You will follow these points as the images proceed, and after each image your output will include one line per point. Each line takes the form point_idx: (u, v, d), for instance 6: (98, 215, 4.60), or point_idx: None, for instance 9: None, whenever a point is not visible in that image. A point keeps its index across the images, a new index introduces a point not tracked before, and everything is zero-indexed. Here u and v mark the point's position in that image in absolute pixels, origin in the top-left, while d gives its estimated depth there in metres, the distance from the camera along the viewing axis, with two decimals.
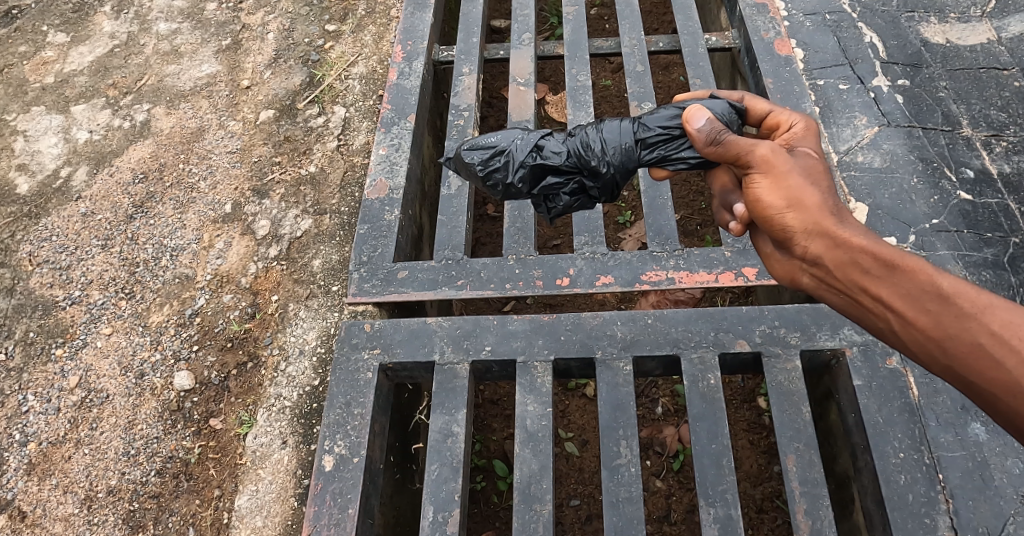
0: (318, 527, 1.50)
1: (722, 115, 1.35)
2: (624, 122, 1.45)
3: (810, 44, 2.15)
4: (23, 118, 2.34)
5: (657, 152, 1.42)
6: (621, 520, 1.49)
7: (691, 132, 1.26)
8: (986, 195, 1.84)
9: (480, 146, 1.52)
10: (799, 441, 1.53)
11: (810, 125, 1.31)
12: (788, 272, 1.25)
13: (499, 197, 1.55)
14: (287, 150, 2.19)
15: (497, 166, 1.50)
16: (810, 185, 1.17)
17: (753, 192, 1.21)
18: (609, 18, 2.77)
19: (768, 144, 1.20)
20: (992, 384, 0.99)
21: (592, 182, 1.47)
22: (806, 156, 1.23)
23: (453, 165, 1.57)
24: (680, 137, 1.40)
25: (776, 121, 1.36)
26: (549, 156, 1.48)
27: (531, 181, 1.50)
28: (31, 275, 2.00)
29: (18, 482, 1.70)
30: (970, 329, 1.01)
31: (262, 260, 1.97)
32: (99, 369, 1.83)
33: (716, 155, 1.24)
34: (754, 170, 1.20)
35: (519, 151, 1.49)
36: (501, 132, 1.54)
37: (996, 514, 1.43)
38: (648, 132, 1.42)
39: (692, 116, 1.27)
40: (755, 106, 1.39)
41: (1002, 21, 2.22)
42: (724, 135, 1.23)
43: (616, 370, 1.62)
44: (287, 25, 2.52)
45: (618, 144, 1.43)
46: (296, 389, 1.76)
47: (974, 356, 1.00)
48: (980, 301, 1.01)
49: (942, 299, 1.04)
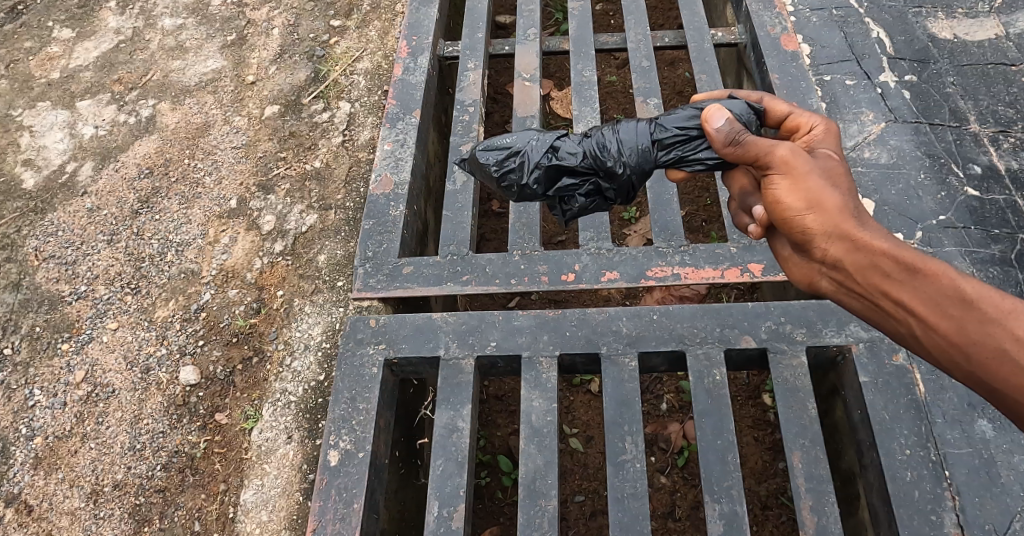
0: (324, 522, 1.50)
1: (741, 116, 1.34)
2: (641, 123, 1.43)
3: (817, 40, 2.14)
4: (29, 114, 2.35)
5: (673, 154, 1.40)
6: (626, 516, 1.48)
7: (710, 132, 1.26)
8: (993, 191, 1.83)
9: (495, 147, 1.53)
10: (805, 437, 1.53)
11: (830, 126, 1.30)
12: (805, 275, 1.24)
13: (514, 199, 1.55)
14: (292, 145, 2.19)
15: (512, 168, 1.51)
16: (830, 187, 1.16)
17: (771, 192, 1.19)
18: (614, 14, 2.76)
19: (787, 145, 1.18)
20: (1016, 390, 0.99)
21: (608, 183, 1.46)
22: (826, 157, 1.22)
23: (469, 168, 1.59)
24: (697, 138, 1.38)
25: (796, 123, 1.34)
26: (565, 158, 1.48)
27: (546, 182, 1.50)
28: (38, 269, 2.01)
29: (24, 476, 1.70)
30: (994, 334, 1.01)
31: (267, 255, 1.98)
32: (105, 364, 1.84)
33: (734, 155, 1.24)
34: (774, 170, 1.19)
35: (534, 152, 1.49)
36: (517, 133, 1.55)
37: (1002, 511, 1.43)
38: (665, 133, 1.40)
39: (712, 116, 1.27)
40: (774, 108, 1.37)
41: (1010, 17, 2.20)
42: (743, 135, 1.23)
43: (621, 365, 1.62)
44: (292, 20, 2.51)
45: (634, 144, 1.42)
46: (301, 384, 1.76)
47: (999, 361, 1.00)
48: (1005, 307, 1.02)
49: (966, 304, 1.04)
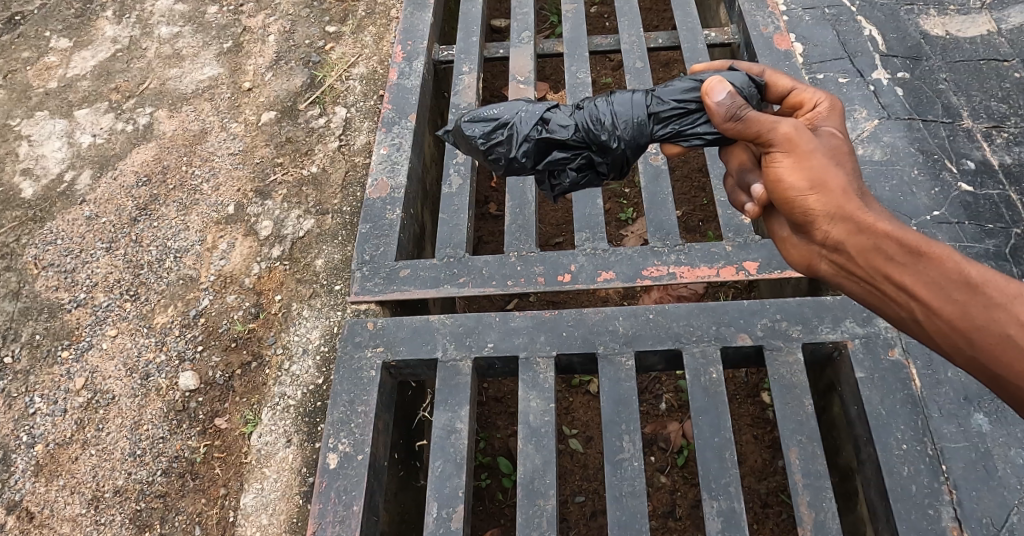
0: (323, 525, 1.51)
1: (742, 88, 1.33)
2: (636, 94, 1.43)
3: (809, 38, 2.15)
4: (27, 123, 2.36)
5: (670, 128, 1.41)
6: (624, 515, 1.49)
7: (711, 106, 1.22)
8: (987, 186, 1.84)
9: (481, 119, 1.51)
10: (802, 433, 1.53)
11: (834, 103, 1.31)
12: (804, 257, 1.26)
13: (501, 172, 1.55)
14: (289, 151, 2.20)
15: (500, 140, 1.50)
16: (833, 167, 1.17)
17: (773, 171, 1.19)
18: (609, 16, 2.77)
19: (791, 122, 1.18)
20: (1019, 376, 1.00)
21: (601, 157, 1.46)
22: (829, 136, 1.22)
23: (455, 138, 1.58)
24: (695, 112, 1.39)
25: (799, 100, 1.34)
26: (556, 131, 1.47)
27: (535, 155, 1.49)
28: (37, 278, 2.02)
29: (25, 483, 1.71)
30: (998, 319, 1.02)
31: (265, 260, 1.98)
32: (105, 370, 1.85)
33: (735, 131, 1.21)
34: (776, 148, 1.19)
35: (524, 124, 1.48)
36: (504, 103, 1.53)
37: (999, 504, 1.43)
38: (662, 106, 1.40)
39: (712, 89, 1.23)
40: (777, 82, 1.38)
41: (1002, 13, 2.21)
42: (744, 110, 1.20)
43: (618, 364, 1.63)
44: (288, 27, 2.53)
45: (629, 117, 1.42)
46: (300, 387, 1.77)
47: (1002, 346, 1.01)
48: (1010, 291, 1.03)
49: (970, 288, 1.05)
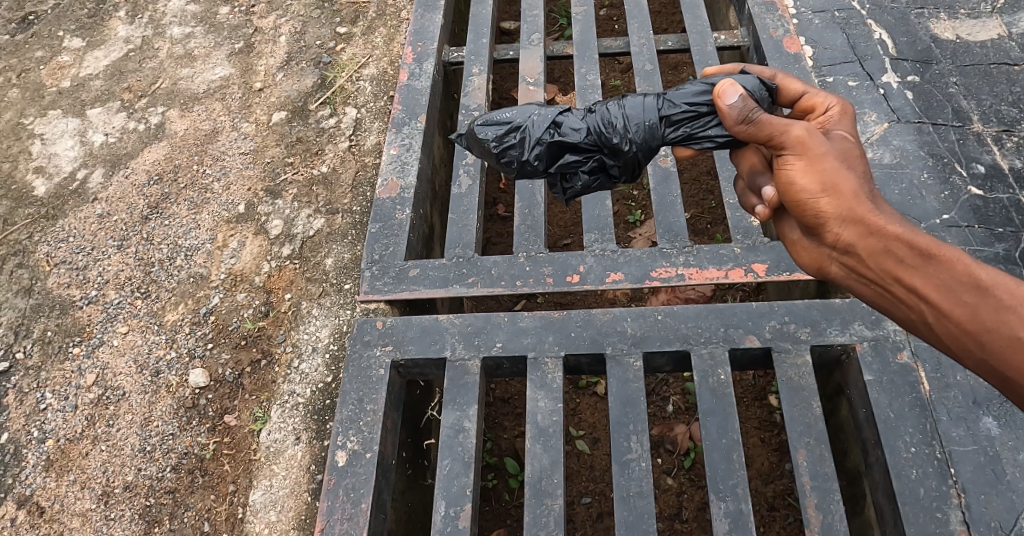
0: (332, 522, 1.52)
1: (753, 92, 1.34)
2: (648, 98, 1.44)
3: (819, 41, 2.15)
4: (40, 122, 2.38)
5: (682, 130, 1.41)
6: (632, 515, 1.49)
7: (723, 109, 1.23)
8: (997, 190, 1.83)
9: (494, 122, 1.53)
10: (810, 436, 1.53)
11: (846, 108, 1.31)
12: (814, 260, 1.26)
13: (514, 175, 1.56)
14: (300, 151, 2.21)
15: (512, 143, 1.51)
16: (845, 169, 1.17)
17: (785, 173, 1.20)
18: (618, 19, 2.78)
19: (802, 125, 1.19)
20: None
21: (613, 160, 1.47)
22: (841, 139, 1.23)
23: (468, 142, 1.59)
24: (707, 115, 1.40)
25: (811, 103, 1.35)
26: (568, 134, 1.47)
27: (547, 159, 1.50)
28: (48, 275, 2.04)
29: (36, 478, 1.72)
30: (1008, 322, 1.03)
31: (275, 259, 2.00)
32: (116, 366, 1.86)
33: (746, 134, 1.22)
34: (788, 151, 1.19)
35: (536, 127, 1.49)
36: (517, 108, 1.54)
37: (1008, 508, 1.43)
38: (674, 109, 1.41)
39: (724, 92, 1.24)
40: (788, 87, 1.37)
41: (1013, 17, 2.21)
42: (757, 113, 1.21)
43: (626, 365, 1.63)
44: (299, 27, 2.54)
45: (641, 120, 1.42)
46: (309, 385, 1.78)
47: (1013, 349, 1.02)
48: (1019, 293, 1.03)
49: (979, 291, 1.06)
